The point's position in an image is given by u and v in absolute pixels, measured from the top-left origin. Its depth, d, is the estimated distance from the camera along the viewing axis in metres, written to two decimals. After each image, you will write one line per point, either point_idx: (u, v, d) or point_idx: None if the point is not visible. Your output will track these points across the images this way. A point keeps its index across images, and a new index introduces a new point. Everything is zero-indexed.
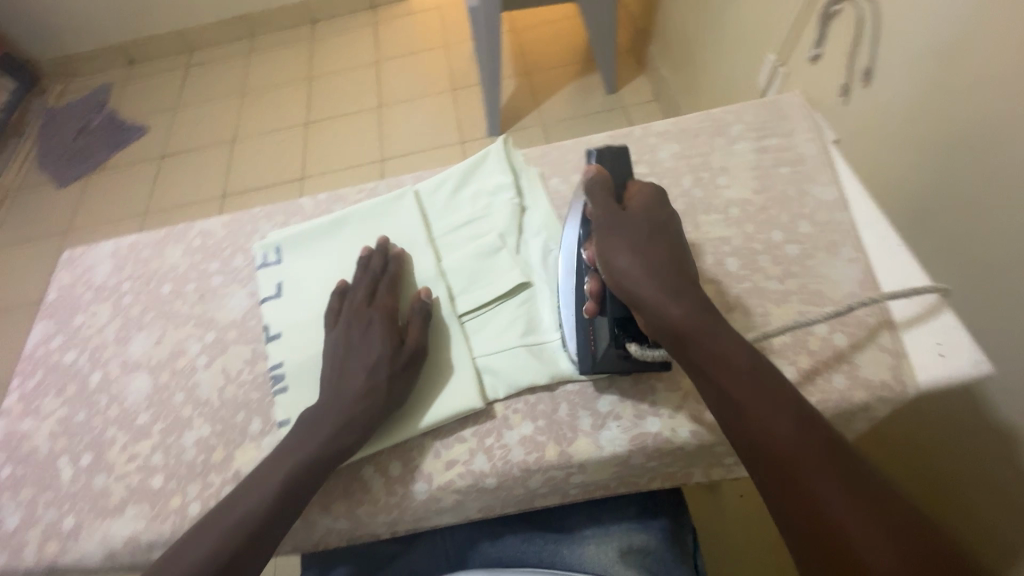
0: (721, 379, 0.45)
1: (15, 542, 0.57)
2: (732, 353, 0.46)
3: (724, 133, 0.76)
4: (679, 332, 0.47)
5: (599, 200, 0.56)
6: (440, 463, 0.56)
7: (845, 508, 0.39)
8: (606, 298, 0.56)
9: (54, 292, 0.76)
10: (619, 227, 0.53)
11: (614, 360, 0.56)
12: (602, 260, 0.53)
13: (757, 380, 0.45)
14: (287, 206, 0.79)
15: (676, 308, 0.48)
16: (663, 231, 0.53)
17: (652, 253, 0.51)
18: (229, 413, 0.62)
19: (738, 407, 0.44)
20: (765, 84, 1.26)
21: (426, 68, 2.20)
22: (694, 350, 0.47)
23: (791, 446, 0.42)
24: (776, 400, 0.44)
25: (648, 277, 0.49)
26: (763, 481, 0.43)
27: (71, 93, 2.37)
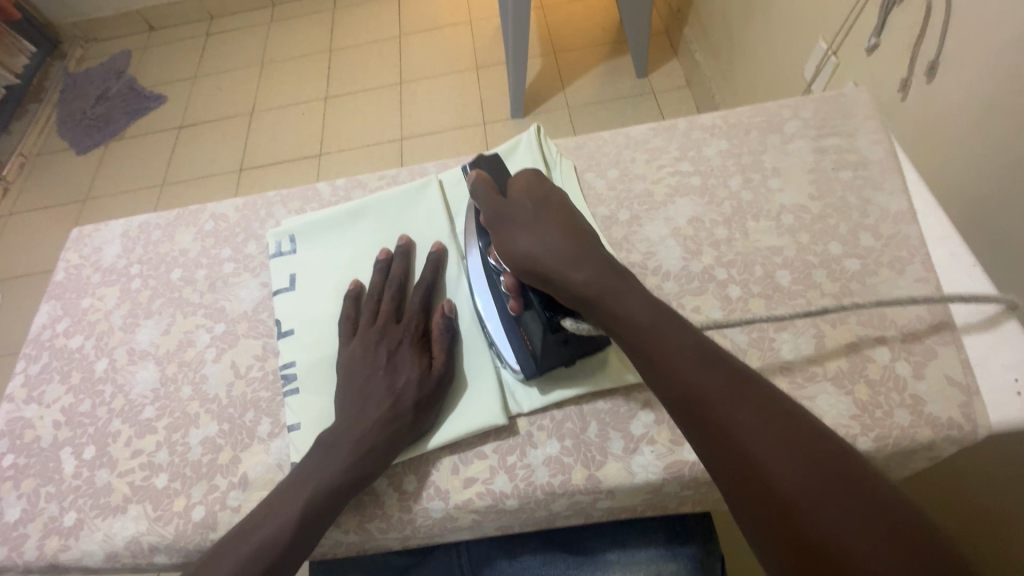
0: (628, 334, 0.44)
1: (15, 535, 0.55)
2: (635, 309, 0.44)
3: (779, 131, 0.69)
4: (586, 299, 0.46)
5: (483, 197, 0.55)
6: (458, 480, 0.52)
7: (758, 436, 0.37)
8: (525, 292, 0.54)
9: (62, 272, 0.73)
10: (507, 213, 0.53)
11: (554, 347, 0.54)
12: (501, 248, 0.52)
13: (664, 323, 0.43)
14: (303, 191, 0.74)
15: (575, 275, 0.47)
16: (547, 201, 0.52)
17: (541, 226, 0.50)
18: (237, 411, 0.59)
19: (647, 355, 0.43)
20: (812, 75, 1.18)
21: (449, 45, 2.12)
22: (604, 315, 0.45)
23: (700, 379, 0.40)
24: (683, 341, 0.42)
25: (544, 250, 0.49)
26: (682, 421, 0.40)
27: (91, 58, 2.34)
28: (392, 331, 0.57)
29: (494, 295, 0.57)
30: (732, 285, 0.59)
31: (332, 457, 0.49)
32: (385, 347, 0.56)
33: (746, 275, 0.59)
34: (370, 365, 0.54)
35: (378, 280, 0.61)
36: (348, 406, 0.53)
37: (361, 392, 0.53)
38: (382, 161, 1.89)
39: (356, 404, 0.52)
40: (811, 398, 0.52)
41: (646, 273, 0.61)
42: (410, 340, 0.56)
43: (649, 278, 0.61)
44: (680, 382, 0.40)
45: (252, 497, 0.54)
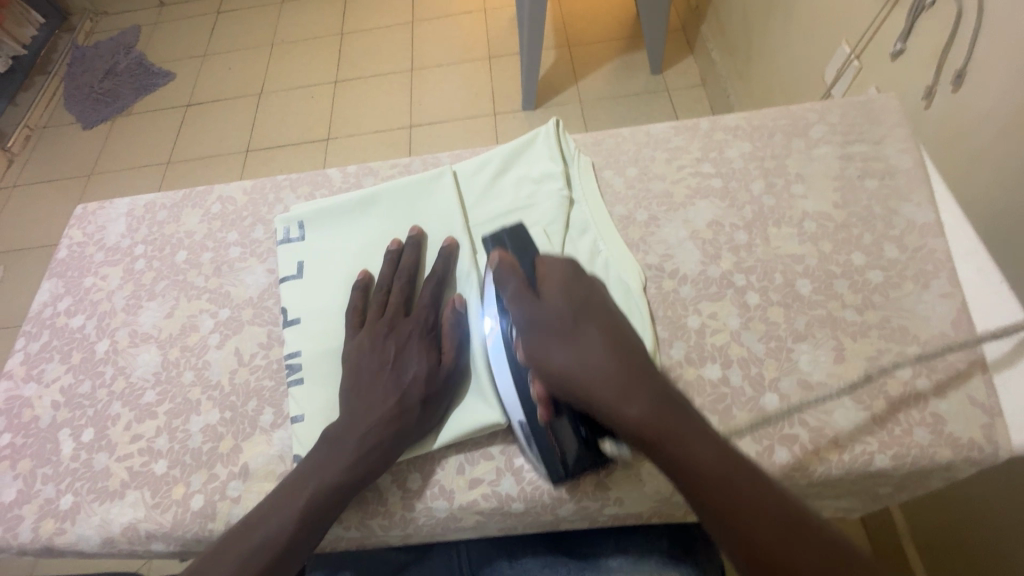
0: (682, 476, 0.42)
1: (9, 516, 0.54)
2: (694, 449, 0.42)
3: (804, 135, 0.67)
4: (640, 436, 0.43)
5: (513, 292, 0.51)
6: (463, 480, 0.51)
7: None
8: (557, 401, 0.48)
9: (65, 250, 0.72)
10: (544, 319, 0.49)
11: (586, 459, 0.48)
12: (536, 364, 0.48)
13: (720, 461, 0.42)
14: (313, 177, 0.73)
15: (627, 409, 0.44)
16: (587, 306, 0.50)
17: (585, 342, 0.47)
18: (239, 400, 0.58)
19: (702, 499, 0.41)
20: (832, 79, 1.15)
21: (462, 32, 2.09)
22: (655, 450, 0.43)
23: (762, 523, 0.39)
24: (738, 478, 0.41)
25: (590, 373, 0.46)
26: (745, 570, 0.40)
27: (100, 32, 2.32)
28: (400, 325, 0.55)
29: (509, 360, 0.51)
30: (750, 292, 0.57)
31: (338, 455, 0.48)
32: (393, 342, 0.54)
33: (766, 282, 0.58)
34: (377, 359, 0.53)
35: (387, 272, 0.60)
36: (352, 401, 0.51)
37: (367, 388, 0.52)
38: (391, 149, 1.87)
39: (361, 401, 0.51)
40: (828, 412, 0.50)
41: (662, 277, 0.60)
42: (418, 335, 0.55)
43: (665, 282, 0.59)
44: (741, 529, 0.39)
45: (252, 489, 0.53)
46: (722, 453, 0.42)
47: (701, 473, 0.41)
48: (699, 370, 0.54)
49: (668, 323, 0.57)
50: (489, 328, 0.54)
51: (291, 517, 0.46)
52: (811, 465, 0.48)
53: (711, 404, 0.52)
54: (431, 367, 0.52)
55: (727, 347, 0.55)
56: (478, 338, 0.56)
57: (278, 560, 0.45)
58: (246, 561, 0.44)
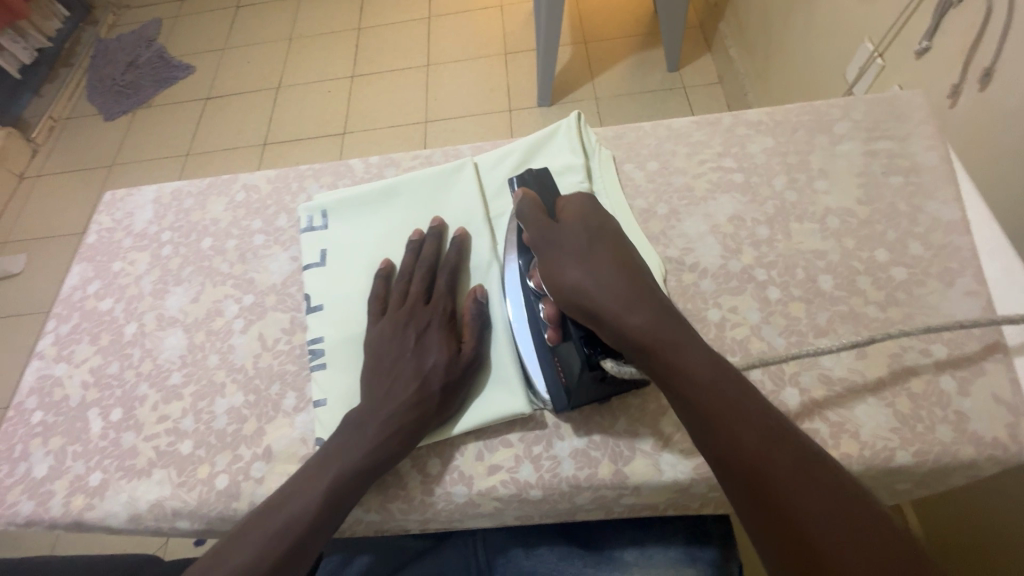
0: (676, 385, 0.42)
1: (42, 491, 0.56)
2: (694, 363, 0.42)
3: (828, 131, 0.67)
4: (638, 345, 0.44)
5: (532, 219, 0.53)
6: (482, 466, 0.52)
7: (792, 483, 0.37)
8: (565, 323, 0.51)
9: (94, 235, 0.73)
10: (560, 240, 0.51)
11: (589, 383, 0.50)
12: (549, 278, 0.50)
13: (715, 373, 0.42)
14: (335, 167, 0.74)
15: (630, 319, 0.44)
16: (602, 233, 0.51)
17: (595, 261, 0.48)
18: (263, 383, 0.59)
19: (694, 405, 0.41)
20: (854, 77, 1.14)
21: (479, 28, 2.09)
22: (652, 358, 0.43)
23: (744, 427, 0.39)
24: (730, 390, 0.41)
25: (596, 285, 0.47)
26: (718, 471, 0.40)
27: (122, 25, 2.35)
28: (421, 312, 0.56)
29: (528, 305, 0.55)
30: (772, 286, 0.57)
31: (360, 439, 0.49)
32: (414, 329, 0.55)
33: (788, 277, 0.58)
34: (398, 345, 0.54)
35: (409, 260, 0.61)
36: (374, 387, 0.52)
37: (388, 373, 0.53)
38: (406, 144, 1.88)
39: (383, 386, 0.52)
40: (849, 408, 0.50)
41: (682, 270, 0.60)
42: (439, 322, 0.55)
43: (685, 275, 0.59)
44: (725, 431, 0.39)
45: (275, 470, 0.54)
46: (719, 368, 0.42)
47: (695, 381, 0.41)
48: None
49: (687, 315, 0.57)
50: (512, 298, 0.56)
51: (315, 498, 0.47)
52: (831, 459, 0.48)
53: None
54: (452, 355, 0.53)
55: (747, 341, 0.55)
56: (500, 306, 0.58)
57: (302, 541, 0.46)
58: (271, 540, 0.45)
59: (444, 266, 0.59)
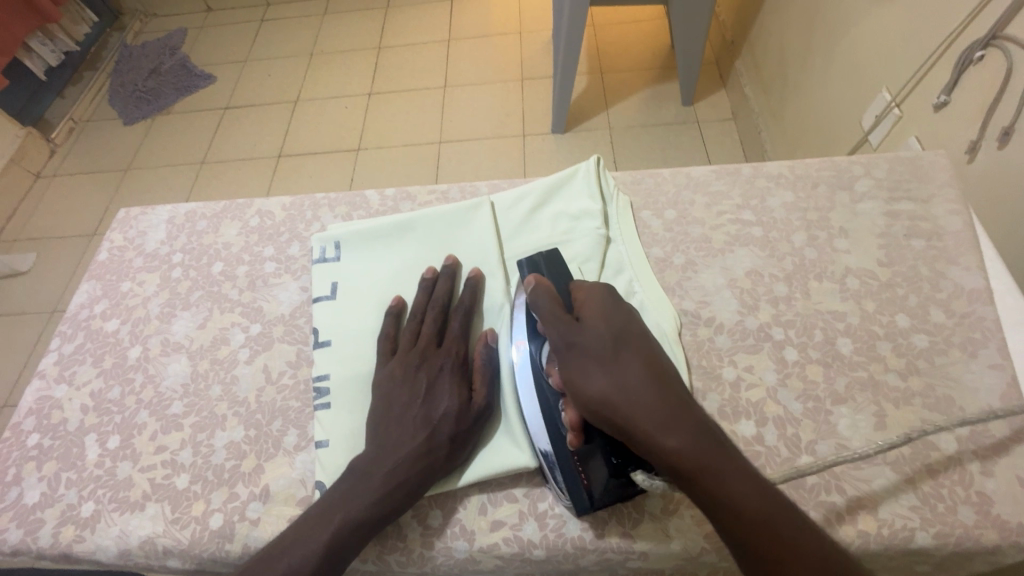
0: (720, 512, 0.41)
1: (32, 519, 0.55)
2: (736, 489, 0.41)
3: (849, 188, 0.66)
4: (677, 471, 0.42)
5: (551, 316, 0.49)
6: (485, 521, 0.50)
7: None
8: (590, 429, 0.48)
9: (106, 252, 0.73)
10: (584, 345, 0.47)
11: (617, 491, 0.48)
12: (572, 387, 0.46)
13: (760, 502, 0.40)
14: (351, 197, 0.73)
15: (667, 440, 0.42)
16: (627, 334, 0.48)
17: (625, 373, 0.45)
18: (264, 419, 0.58)
19: (741, 534, 0.40)
20: (870, 125, 1.14)
21: (497, 53, 2.12)
22: (693, 485, 0.42)
23: (797, 563, 0.38)
24: (775, 517, 0.40)
25: (630, 400, 0.44)
26: None
27: (148, 33, 2.41)
28: (432, 358, 0.55)
29: (540, 397, 0.51)
30: (789, 347, 0.56)
31: (364, 489, 0.48)
32: (424, 375, 0.54)
33: (805, 338, 0.57)
34: (408, 392, 0.52)
35: (422, 303, 0.59)
36: (381, 433, 0.51)
37: (396, 418, 0.51)
38: (418, 162, 1.89)
39: (389, 433, 0.51)
40: (867, 482, 0.49)
41: (698, 324, 0.59)
42: (450, 369, 0.54)
43: (700, 330, 0.58)
44: (774, 563, 0.38)
45: (272, 512, 0.52)
46: (759, 488, 0.41)
47: (741, 513, 0.40)
48: (732, 426, 0.53)
49: (702, 373, 0.56)
50: (523, 378, 0.53)
51: (314, 552, 0.45)
52: (847, 535, 0.46)
53: None
54: (463, 406, 0.52)
55: (762, 404, 0.53)
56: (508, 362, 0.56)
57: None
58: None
59: (457, 309, 0.58)
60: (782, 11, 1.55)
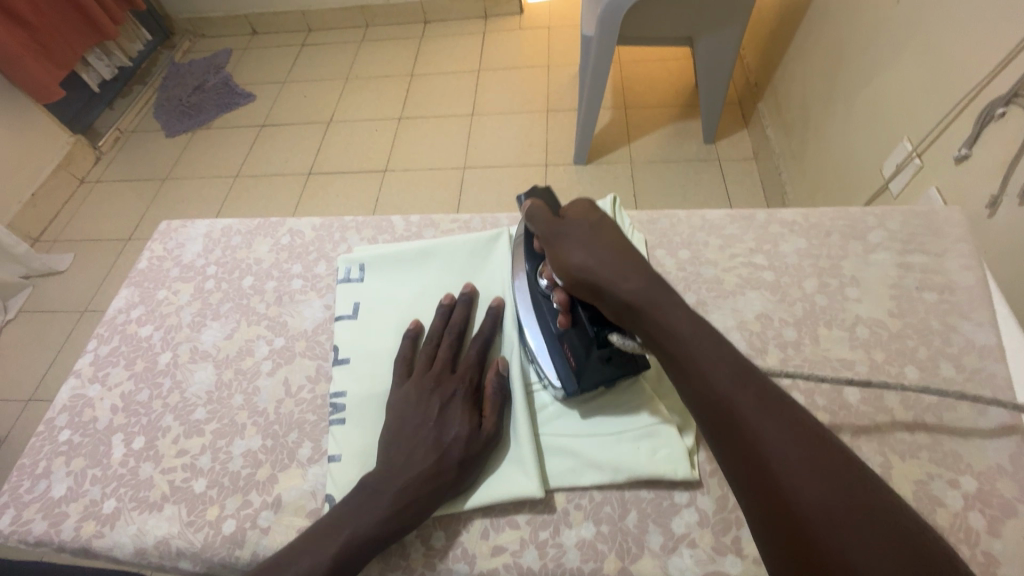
0: (665, 342, 0.45)
1: (56, 512, 0.58)
2: (684, 329, 0.45)
3: (862, 238, 0.67)
4: (633, 310, 0.47)
5: (539, 218, 0.58)
6: (486, 546, 0.51)
7: (793, 461, 0.37)
8: (575, 309, 0.55)
9: (146, 261, 0.78)
10: (565, 230, 0.55)
11: (598, 365, 0.55)
12: (558, 263, 0.54)
13: (700, 333, 0.44)
14: (377, 222, 0.77)
15: (626, 286, 0.48)
16: (604, 223, 0.55)
17: (599, 243, 0.52)
18: (281, 429, 0.60)
19: (686, 365, 0.43)
20: (891, 174, 1.15)
21: (523, 85, 2.19)
22: (647, 326, 0.46)
23: (727, 380, 0.41)
24: (717, 354, 0.43)
25: (598, 261, 0.50)
26: (706, 425, 0.42)
27: (195, 52, 2.56)
28: (446, 382, 0.57)
29: (536, 308, 0.59)
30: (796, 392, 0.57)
31: (372, 507, 0.49)
32: (438, 398, 0.55)
33: (813, 384, 0.57)
34: (421, 414, 0.54)
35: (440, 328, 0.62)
36: (392, 453, 0.53)
37: (408, 438, 0.53)
38: (441, 186, 1.95)
39: (400, 453, 0.52)
40: None
41: None
42: (462, 394, 0.56)
43: None
44: (757, 448, 0.39)
45: (282, 521, 0.54)
46: (704, 331, 0.45)
47: (680, 342, 0.44)
48: None
49: None
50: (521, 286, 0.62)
51: (321, 569, 0.46)
52: None
53: None
54: (472, 433, 0.53)
55: None
56: (519, 388, 0.58)
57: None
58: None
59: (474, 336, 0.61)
60: (807, 57, 1.58)
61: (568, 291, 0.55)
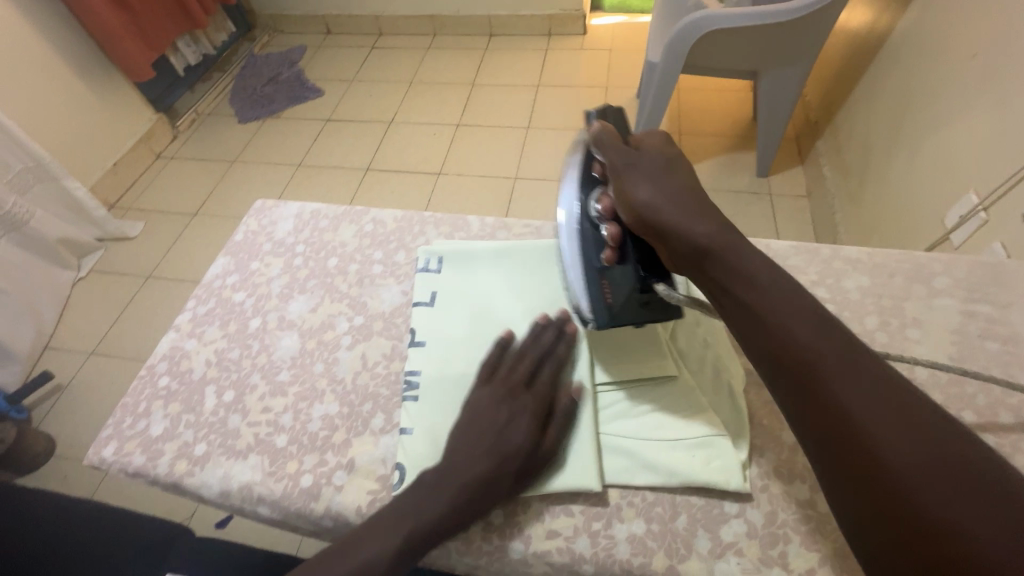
0: (741, 298, 0.49)
1: (154, 448, 0.64)
2: (764, 283, 0.48)
3: (926, 283, 0.69)
4: (702, 250, 0.52)
5: (614, 147, 0.61)
6: (541, 529, 0.55)
7: (874, 415, 0.40)
8: (624, 247, 0.61)
9: (242, 234, 0.85)
10: (640, 165, 0.58)
11: (635, 305, 0.61)
12: (624, 198, 0.58)
13: (781, 289, 0.48)
14: (455, 219, 0.82)
15: (698, 229, 0.53)
16: (677, 166, 0.59)
17: (671, 184, 0.57)
18: (357, 399, 0.66)
19: (765, 320, 0.47)
20: (953, 225, 1.15)
21: (581, 103, 2.25)
22: (720, 271, 0.51)
23: (809, 336, 0.44)
24: (796, 312, 0.46)
25: (669, 202, 0.55)
26: (777, 377, 0.45)
27: (273, 46, 2.73)
28: (522, 397, 0.58)
29: (581, 238, 0.63)
30: None
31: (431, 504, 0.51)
32: (509, 408, 0.56)
33: None
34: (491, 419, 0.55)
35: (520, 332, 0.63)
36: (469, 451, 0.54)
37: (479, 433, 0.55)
38: (492, 193, 2.01)
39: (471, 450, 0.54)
40: None
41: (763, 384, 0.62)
42: (532, 413, 0.57)
43: (766, 390, 0.62)
44: (830, 392, 0.42)
45: (354, 482, 0.59)
46: (784, 289, 0.48)
47: (759, 297, 0.48)
48: (787, 486, 0.55)
49: (763, 431, 0.59)
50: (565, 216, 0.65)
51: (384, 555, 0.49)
52: None
53: (793, 524, 0.53)
54: (534, 452, 0.55)
55: None
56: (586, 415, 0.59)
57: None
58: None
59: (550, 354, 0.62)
60: (872, 101, 1.58)
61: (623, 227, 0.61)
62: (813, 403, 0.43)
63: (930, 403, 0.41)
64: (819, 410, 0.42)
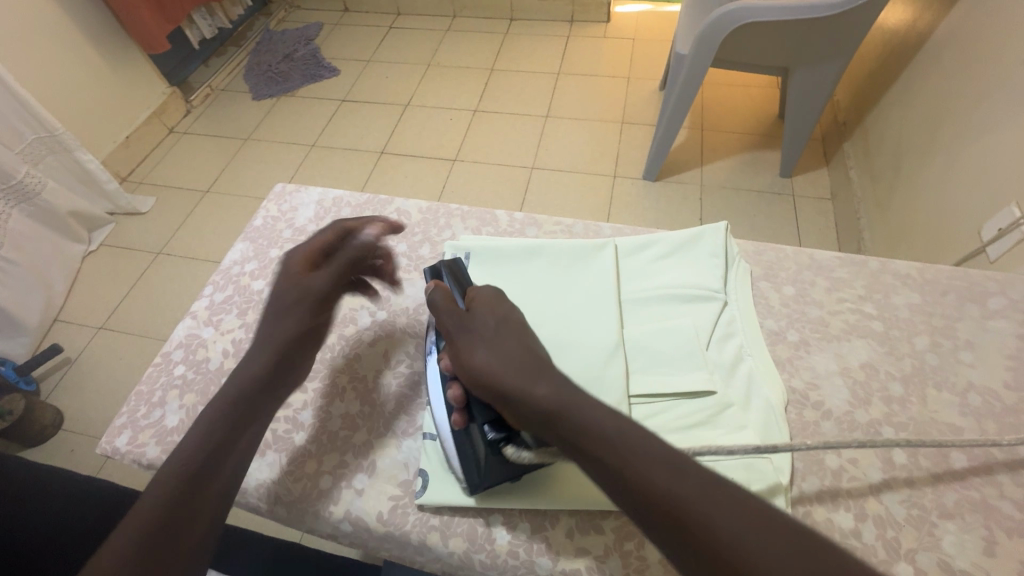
0: (589, 445, 0.43)
1: (168, 440, 0.62)
2: (604, 424, 0.44)
3: (981, 303, 0.65)
4: (545, 414, 0.46)
5: (444, 309, 0.57)
6: (570, 546, 0.52)
7: (760, 553, 0.36)
8: (472, 406, 0.54)
9: (261, 219, 0.83)
10: (471, 326, 0.54)
11: (497, 465, 0.53)
12: (460, 363, 0.52)
13: (618, 421, 0.44)
14: (482, 214, 0.79)
15: (537, 391, 0.47)
16: (508, 320, 0.54)
17: (499, 342, 0.52)
18: (379, 399, 0.63)
19: (619, 471, 0.42)
20: (991, 238, 1.11)
21: (602, 93, 2.19)
22: (562, 427, 0.45)
23: (672, 479, 0.40)
24: (643, 449, 0.42)
25: (504, 366, 0.49)
26: (650, 529, 0.40)
27: (290, 22, 2.67)
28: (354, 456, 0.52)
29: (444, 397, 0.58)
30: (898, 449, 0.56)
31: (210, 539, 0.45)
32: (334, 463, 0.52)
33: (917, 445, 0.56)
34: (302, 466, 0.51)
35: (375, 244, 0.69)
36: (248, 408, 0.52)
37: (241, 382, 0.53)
38: (507, 182, 1.97)
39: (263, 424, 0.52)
40: None
41: (804, 405, 0.60)
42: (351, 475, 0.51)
43: (807, 411, 0.59)
44: (711, 539, 0.38)
45: (375, 486, 0.57)
46: (622, 421, 0.44)
47: (606, 438, 0.43)
48: (829, 513, 0.53)
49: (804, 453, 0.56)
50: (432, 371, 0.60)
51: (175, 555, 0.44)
52: None
53: None
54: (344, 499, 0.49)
55: (863, 499, 0.53)
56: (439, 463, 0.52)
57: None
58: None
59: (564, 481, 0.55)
60: (907, 104, 1.52)
61: (464, 388, 0.54)
62: (686, 549, 0.39)
63: (786, 513, 0.38)
64: (696, 556, 0.38)
